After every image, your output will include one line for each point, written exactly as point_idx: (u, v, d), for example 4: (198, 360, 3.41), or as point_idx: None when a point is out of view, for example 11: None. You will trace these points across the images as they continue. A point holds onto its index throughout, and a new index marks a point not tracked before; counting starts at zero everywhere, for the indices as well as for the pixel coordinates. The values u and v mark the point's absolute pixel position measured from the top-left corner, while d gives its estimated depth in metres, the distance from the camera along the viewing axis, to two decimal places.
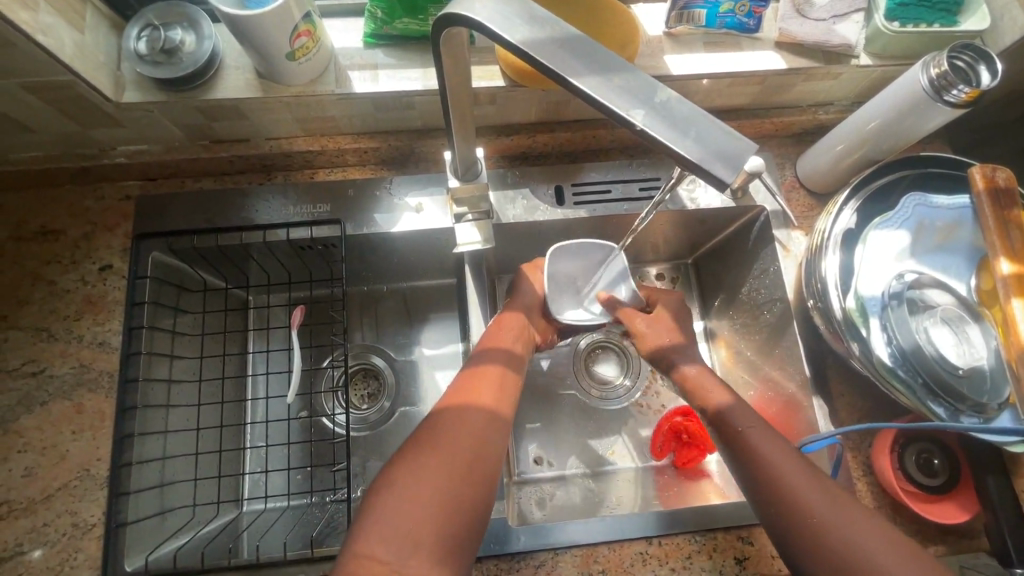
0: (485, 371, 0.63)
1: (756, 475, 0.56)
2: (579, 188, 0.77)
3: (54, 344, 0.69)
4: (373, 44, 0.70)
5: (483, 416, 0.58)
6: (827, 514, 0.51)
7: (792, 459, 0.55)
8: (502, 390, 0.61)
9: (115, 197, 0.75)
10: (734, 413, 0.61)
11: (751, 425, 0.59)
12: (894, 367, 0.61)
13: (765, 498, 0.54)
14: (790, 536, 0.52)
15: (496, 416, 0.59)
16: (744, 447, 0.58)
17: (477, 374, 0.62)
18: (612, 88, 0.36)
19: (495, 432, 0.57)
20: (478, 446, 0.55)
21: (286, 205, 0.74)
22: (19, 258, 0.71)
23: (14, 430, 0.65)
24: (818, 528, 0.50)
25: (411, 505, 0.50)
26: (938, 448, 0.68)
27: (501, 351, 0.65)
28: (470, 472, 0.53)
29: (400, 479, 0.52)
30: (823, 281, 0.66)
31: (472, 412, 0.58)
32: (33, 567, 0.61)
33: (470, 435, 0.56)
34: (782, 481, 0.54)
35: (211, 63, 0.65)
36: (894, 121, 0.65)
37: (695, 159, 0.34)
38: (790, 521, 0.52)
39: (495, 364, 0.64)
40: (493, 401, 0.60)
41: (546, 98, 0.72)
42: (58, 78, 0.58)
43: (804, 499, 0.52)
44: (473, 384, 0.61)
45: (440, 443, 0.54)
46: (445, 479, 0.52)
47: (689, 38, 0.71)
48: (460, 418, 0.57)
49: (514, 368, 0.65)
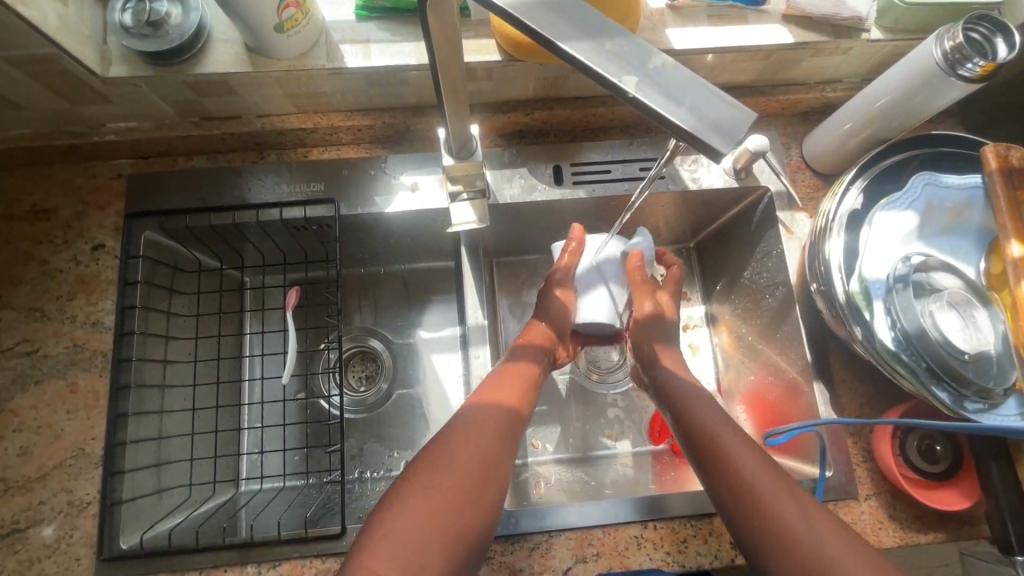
0: (518, 367, 0.64)
1: (725, 482, 0.53)
2: (577, 168, 0.75)
3: (47, 323, 0.68)
4: (366, 17, 0.68)
5: (504, 415, 0.58)
6: (799, 524, 0.48)
7: (766, 466, 0.53)
8: (524, 387, 0.62)
9: (107, 176, 0.74)
10: (705, 416, 0.58)
11: (724, 431, 0.56)
12: (897, 351, 0.60)
13: (733, 507, 0.52)
14: (760, 546, 0.49)
15: (516, 416, 0.59)
16: (715, 453, 0.55)
17: (506, 371, 0.63)
18: (603, 54, 0.34)
19: (513, 434, 0.58)
20: (498, 446, 0.55)
21: (280, 184, 0.73)
22: (12, 238, 0.71)
23: (9, 409, 0.65)
24: (790, 539, 0.48)
25: (427, 507, 0.49)
26: (942, 435, 0.67)
27: (532, 348, 0.67)
28: (489, 473, 0.53)
29: (416, 480, 0.51)
30: (826, 263, 0.64)
31: (491, 410, 0.58)
32: (30, 546, 0.62)
33: (491, 434, 0.56)
34: (754, 490, 0.51)
35: (198, 36, 0.64)
36: (904, 97, 0.63)
37: (691, 128, 0.32)
38: (763, 529, 0.49)
39: (522, 363, 0.65)
40: (513, 401, 0.60)
41: (544, 74, 0.69)
42: (41, 51, 0.57)
43: (776, 509, 0.50)
44: (499, 380, 0.62)
45: (461, 441, 0.54)
46: (464, 479, 0.51)
47: (692, 11, 0.68)
48: (480, 416, 0.57)
49: (541, 366, 0.66)
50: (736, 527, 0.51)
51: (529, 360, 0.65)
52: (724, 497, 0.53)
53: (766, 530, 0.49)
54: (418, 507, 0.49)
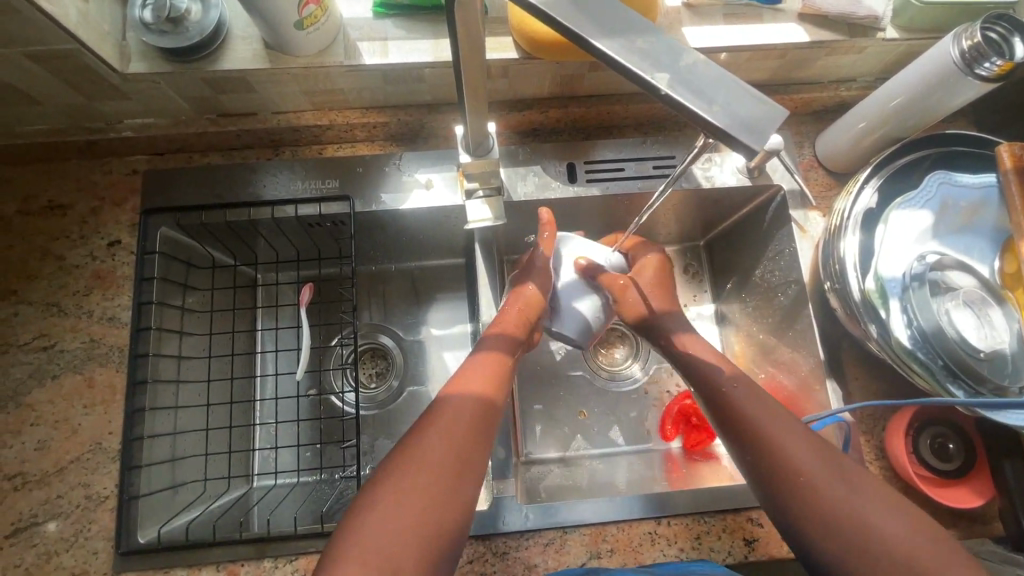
0: (493, 357, 0.62)
1: (760, 460, 0.53)
2: (591, 166, 0.75)
3: (64, 318, 0.69)
4: (383, 15, 0.68)
5: (476, 406, 0.56)
6: (839, 496, 0.48)
7: (804, 445, 0.52)
8: (491, 382, 0.59)
9: (123, 172, 0.75)
10: (733, 391, 0.58)
11: (757, 406, 0.56)
12: (913, 349, 0.60)
13: (768, 483, 0.52)
14: (797, 524, 0.50)
15: (483, 413, 0.57)
16: (749, 431, 0.55)
17: (465, 370, 0.61)
18: (635, 51, 0.34)
19: (487, 425, 0.57)
20: (460, 450, 0.53)
21: (294, 181, 0.73)
22: (28, 234, 0.71)
23: (27, 403, 0.66)
24: (833, 515, 0.48)
25: (384, 534, 0.47)
26: (954, 432, 0.67)
27: (502, 336, 0.65)
28: (451, 483, 0.51)
29: (370, 507, 0.48)
30: (841, 262, 0.64)
31: (455, 410, 0.56)
32: (49, 539, 0.62)
33: (452, 439, 0.53)
34: (792, 463, 0.51)
35: (217, 33, 0.64)
36: (920, 97, 0.63)
37: (722, 125, 0.32)
38: (802, 505, 0.49)
39: (490, 358, 0.62)
40: (479, 397, 0.57)
41: (560, 72, 0.70)
42: (62, 47, 0.57)
43: (815, 483, 0.49)
44: (460, 379, 0.59)
45: (417, 455, 0.52)
46: (426, 493, 0.49)
47: (709, 9, 0.69)
48: (440, 420, 0.54)
49: (512, 352, 0.64)
50: (772, 505, 0.52)
51: (493, 350, 0.63)
52: (759, 474, 0.53)
53: (804, 507, 0.49)
54: (374, 536, 0.46)
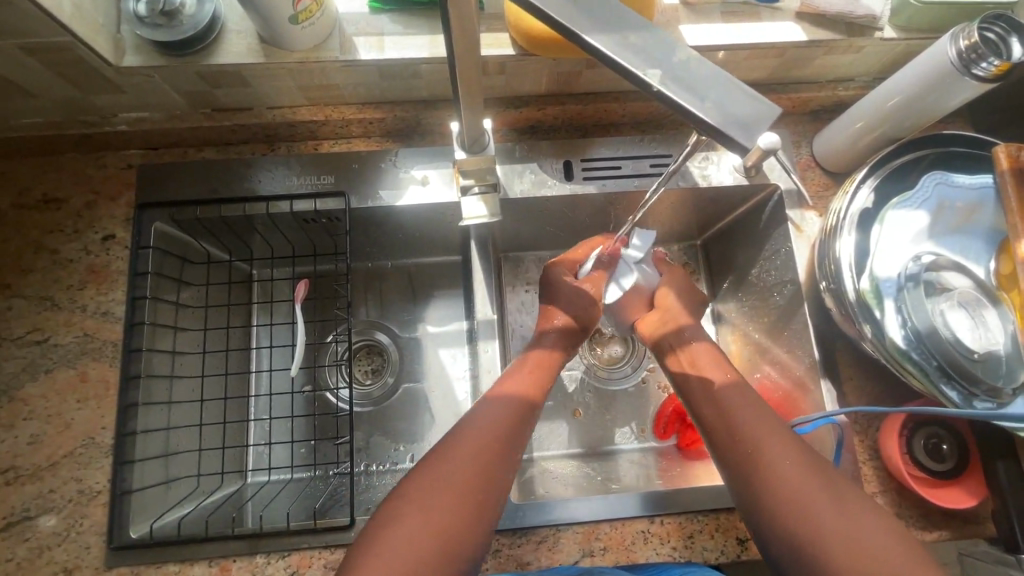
0: (534, 358, 0.64)
1: (760, 488, 0.51)
2: (588, 163, 0.75)
3: (58, 312, 0.69)
4: (379, 10, 0.67)
5: (515, 409, 0.57)
6: (840, 528, 0.47)
7: (792, 457, 0.52)
8: (539, 380, 0.62)
9: (118, 166, 0.74)
10: (736, 412, 0.56)
11: (760, 431, 0.54)
12: (907, 349, 0.60)
13: (766, 513, 0.50)
14: (794, 557, 0.48)
15: (528, 409, 0.58)
16: (751, 456, 0.53)
17: (517, 367, 0.63)
18: (628, 47, 0.34)
19: (526, 425, 0.57)
20: (499, 449, 0.53)
21: (290, 176, 0.73)
22: (22, 227, 0.71)
23: (20, 397, 0.66)
24: (835, 548, 0.46)
25: (429, 509, 0.48)
26: (947, 432, 0.67)
27: (552, 335, 0.68)
28: (487, 484, 0.51)
29: (422, 483, 0.50)
30: (836, 262, 0.64)
31: (506, 405, 0.57)
32: (40, 534, 0.62)
33: (495, 437, 0.53)
34: (789, 488, 0.50)
35: (212, 27, 0.63)
36: (917, 97, 0.63)
37: (715, 123, 0.32)
38: (802, 536, 0.48)
39: (543, 352, 0.65)
40: (525, 396, 0.59)
41: (556, 68, 0.69)
42: (56, 39, 0.56)
43: (810, 511, 0.48)
44: (512, 377, 0.61)
45: (465, 447, 0.52)
46: (465, 489, 0.50)
47: (706, 7, 0.68)
48: (491, 410, 0.56)
49: (561, 354, 0.67)
50: (770, 537, 0.50)
51: (550, 348, 0.66)
52: (759, 503, 0.51)
53: (804, 538, 0.47)
54: (417, 515, 0.47)
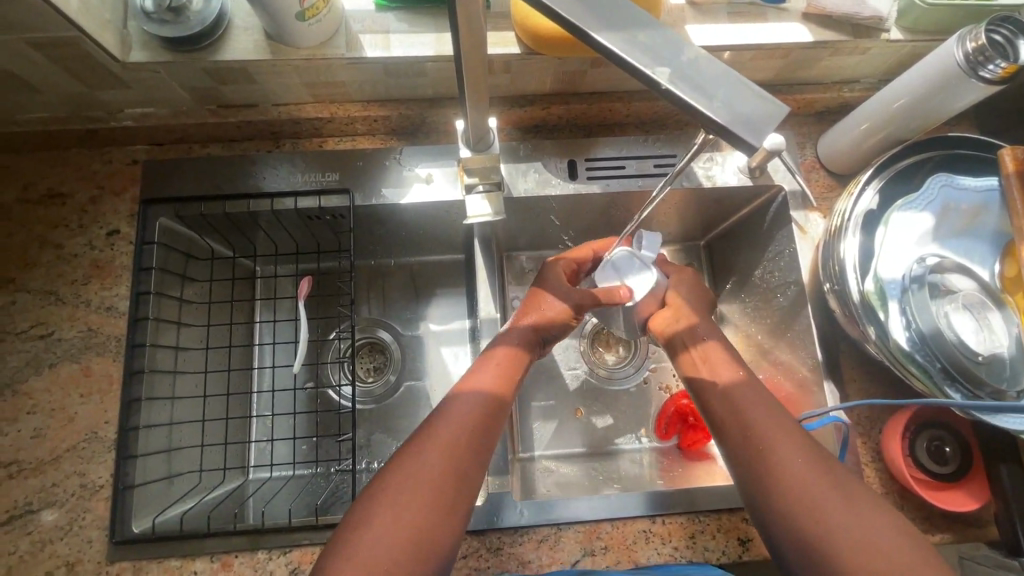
0: (501, 353, 0.62)
1: (768, 486, 0.51)
2: (592, 163, 0.75)
3: (62, 307, 0.69)
4: (386, 8, 0.68)
5: (484, 403, 0.56)
6: (847, 525, 0.47)
7: (795, 454, 0.52)
8: (506, 373, 0.60)
9: (123, 161, 0.74)
10: (746, 407, 0.56)
11: (772, 429, 0.54)
12: (911, 351, 0.60)
13: (773, 510, 0.50)
14: (801, 554, 0.48)
15: (494, 407, 0.57)
16: (762, 454, 0.53)
17: (482, 363, 0.61)
18: (636, 46, 0.34)
19: (496, 420, 0.57)
20: (469, 445, 0.53)
21: (294, 173, 0.73)
22: (27, 221, 0.71)
23: (24, 391, 0.66)
24: (841, 547, 0.46)
25: (401, 507, 0.48)
26: (949, 434, 0.67)
27: (521, 331, 0.65)
28: (452, 489, 0.50)
29: (392, 482, 0.49)
30: (841, 263, 0.63)
31: (476, 401, 0.56)
32: (42, 528, 0.62)
33: (457, 440, 0.53)
34: (792, 485, 0.50)
35: (218, 23, 0.64)
36: (923, 99, 0.63)
37: (723, 122, 0.32)
38: (808, 533, 0.48)
39: (509, 348, 0.63)
40: (495, 390, 0.58)
41: (562, 68, 0.69)
42: (64, 34, 0.57)
43: (814, 507, 0.48)
44: (475, 374, 0.60)
45: (426, 452, 0.51)
46: (434, 486, 0.49)
47: (712, 8, 0.68)
48: (459, 406, 0.56)
49: (528, 351, 0.65)
50: (776, 535, 0.50)
51: (519, 343, 0.64)
52: (767, 500, 0.51)
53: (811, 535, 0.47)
54: (388, 514, 0.47)
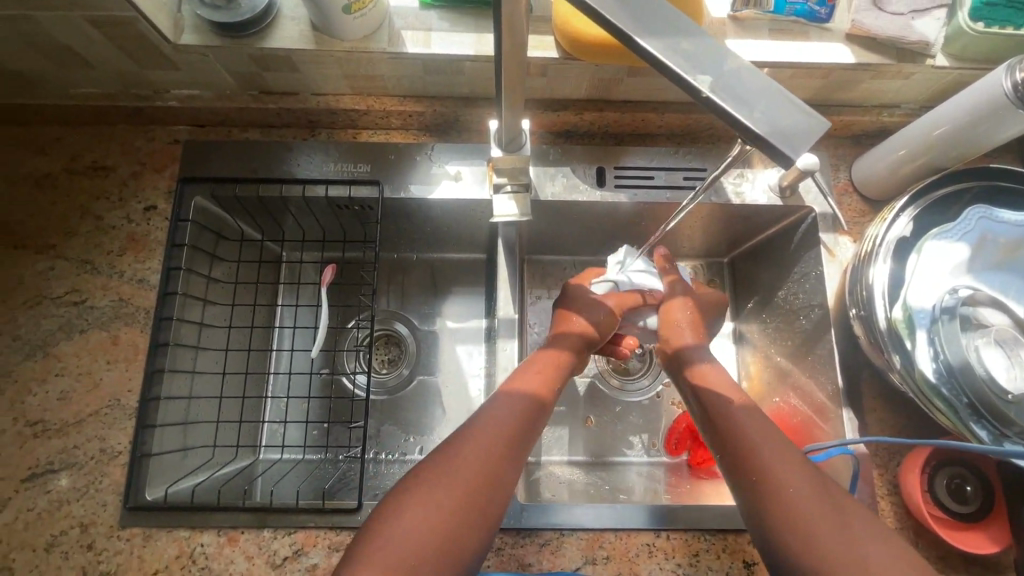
0: (550, 358, 0.64)
1: (767, 509, 0.50)
2: (621, 171, 0.75)
3: (97, 276, 0.71)
4: (430, 6, 0.69)
5: (527, 404, 0.57)
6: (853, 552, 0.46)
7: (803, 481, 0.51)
8: (551, 376, 0.62)
9: (165, 140, 0.77)
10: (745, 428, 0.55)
11: (769, 446, 0.53)
12: (937, 384, 0.58)
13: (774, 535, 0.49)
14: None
15: (540, 406, 0.58)
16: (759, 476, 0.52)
17: (534, 364, 0.63)
18: (678, 52, 0.34)
19: (538, 420, 0.58)
20: (511, 443, 0.53)
21: (327, 161, 0.75)
22: (71, 191, 0.74)
23: (54, 354, 0.68)
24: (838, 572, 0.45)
25: (440, 496, 0.48)
26: (972, 473, 0.65)
27: (573, 337, 0.67)
28: (496, 481, 0.51)
29: (431, 471, 0.50)
30: (869, 289, 0.63)
31: (521, 401, 0.57)
32: (61, 488, 0.64)
33: (505, 434, 0.54)
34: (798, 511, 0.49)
35: (268, 12, 0.66)
36: (965, 128, 0.61)
37: (762, 133, 0.32)
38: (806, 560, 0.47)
39: (559, 352, 0.65)
40: (539, 391, 0.59)
41: (598, 74, 0.70)
42: (121, 13, 0.59)
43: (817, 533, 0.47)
44: (525, 375, 0.61)
45: (473, 444, 0.52)
46: (474, 479, 0.50)
47: (754, 23, 0.68)
48: (503, 404, 0.57)
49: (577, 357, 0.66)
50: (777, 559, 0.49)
51: (562, 348, 0.66)
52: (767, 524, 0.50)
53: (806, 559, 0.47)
54: (427, 501, 0.48)
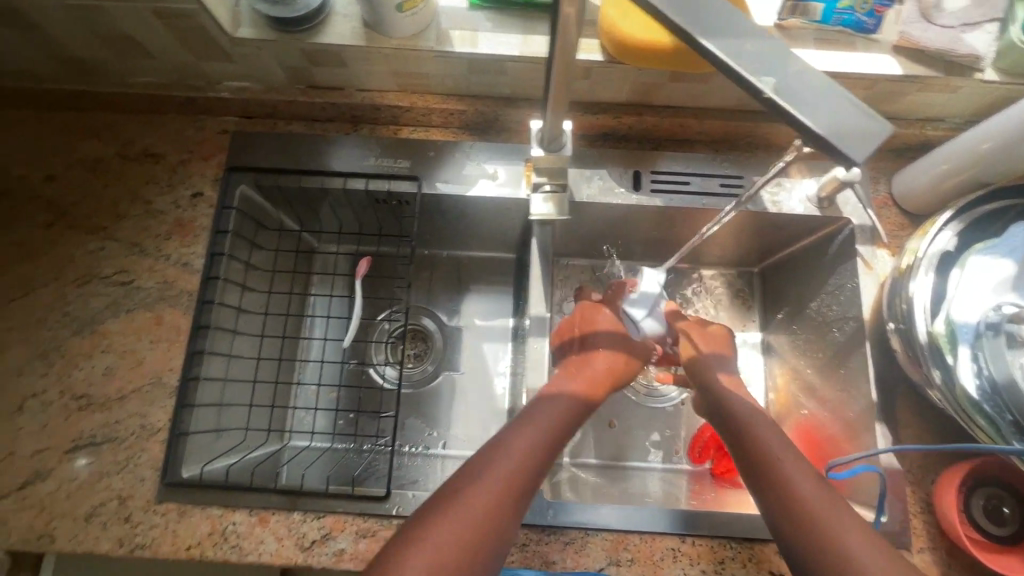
0: (590, 365, 0.66)
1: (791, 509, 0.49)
2: (657, 175, 0.76)
3: (144, 258, 0.73)
4: (478, 7, 0.70)
5: (568, 407, 0.59)
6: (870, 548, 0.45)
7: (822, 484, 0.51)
8: (590, 383, 0.63)
9: (213, 130, 0.79)
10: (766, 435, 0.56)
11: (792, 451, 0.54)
12: (979, 400, 0.57)
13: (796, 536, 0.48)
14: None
15: (578, 411, 0.60)
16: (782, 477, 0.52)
17: (574, 370, 0.65)
18: (740, 52, 0.35)
19: (575, 424, 0.59)
20: (552, 441, 0.55)
21: (367, 156, 0.76)
22: (123, 176, 0.77)
23: (101, 331, 0.71)
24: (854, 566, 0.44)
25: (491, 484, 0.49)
26: (1009, 495, 0.64)
27: (607, 336, 0.69)
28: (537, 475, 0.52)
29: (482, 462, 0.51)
30: (909, 302, 0.62)
31: (562, 404, 0.59)
32: (102, 461, 0.66)
33: (548, 432, 0.55)
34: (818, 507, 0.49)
35: (322, 9, 0.68)
36: (1015, 142, 0.61)
37: (824, 133, 0.33)
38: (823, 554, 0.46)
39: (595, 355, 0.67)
40: (578, 396, 0.61)
41: (640, 78, 0.70)
42: (186, 6, 0.62)
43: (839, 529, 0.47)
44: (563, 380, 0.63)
45: (519, 438, 0.53)
46: (519, 471, 0.51)
47: (800, 32, 0.68)
48: (546, 406, 0.58)
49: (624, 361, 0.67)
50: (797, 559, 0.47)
51: (601, 351, 0.67)
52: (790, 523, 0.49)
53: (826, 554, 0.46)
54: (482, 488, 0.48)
